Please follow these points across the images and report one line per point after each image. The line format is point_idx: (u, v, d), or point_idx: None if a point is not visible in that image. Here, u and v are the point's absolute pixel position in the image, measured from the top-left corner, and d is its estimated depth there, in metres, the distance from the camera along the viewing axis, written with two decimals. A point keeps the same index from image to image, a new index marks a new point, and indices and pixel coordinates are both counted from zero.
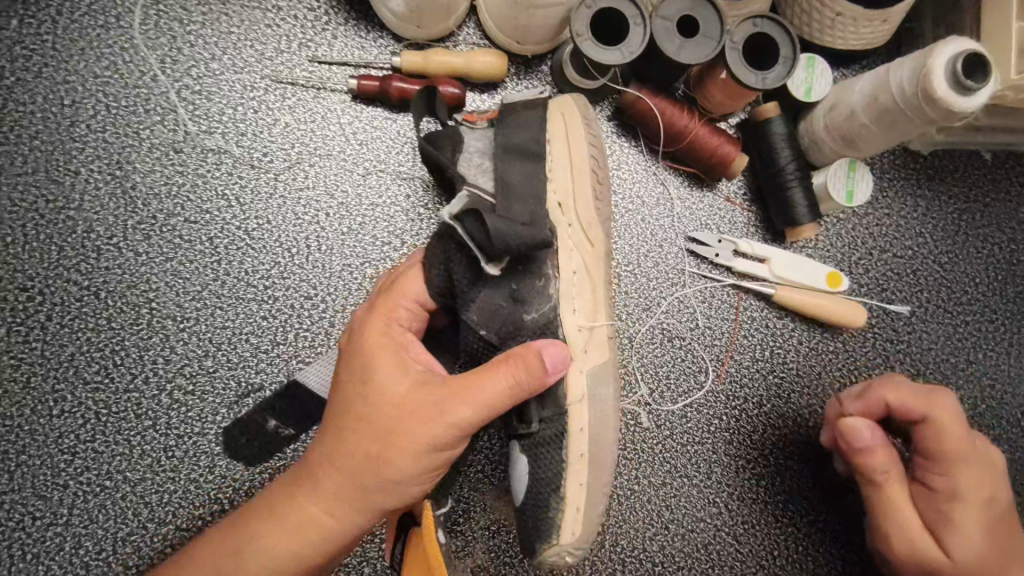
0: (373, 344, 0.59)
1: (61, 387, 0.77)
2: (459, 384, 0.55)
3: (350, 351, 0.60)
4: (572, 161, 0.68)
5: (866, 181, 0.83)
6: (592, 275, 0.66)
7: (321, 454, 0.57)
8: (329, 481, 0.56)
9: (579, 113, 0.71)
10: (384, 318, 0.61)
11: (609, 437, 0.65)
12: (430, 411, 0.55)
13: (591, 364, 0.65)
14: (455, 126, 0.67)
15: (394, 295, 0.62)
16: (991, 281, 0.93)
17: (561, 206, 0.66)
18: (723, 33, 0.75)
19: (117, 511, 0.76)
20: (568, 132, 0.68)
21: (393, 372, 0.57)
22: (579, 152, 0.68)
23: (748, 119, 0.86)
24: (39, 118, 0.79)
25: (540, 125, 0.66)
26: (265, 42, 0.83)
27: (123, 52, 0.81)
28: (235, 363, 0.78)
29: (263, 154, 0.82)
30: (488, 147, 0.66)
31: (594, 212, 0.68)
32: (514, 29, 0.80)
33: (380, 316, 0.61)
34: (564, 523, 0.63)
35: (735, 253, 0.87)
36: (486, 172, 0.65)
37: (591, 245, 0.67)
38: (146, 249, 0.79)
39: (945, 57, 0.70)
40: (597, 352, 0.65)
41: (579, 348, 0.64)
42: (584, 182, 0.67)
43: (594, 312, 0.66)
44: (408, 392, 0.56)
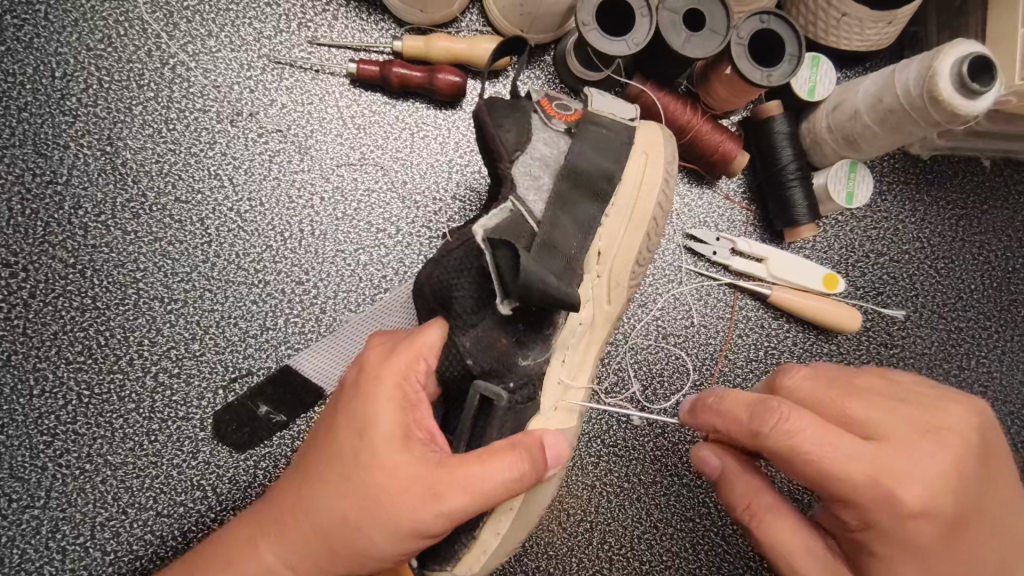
0: (379, 392, 0.54)
1: (43, 365, 0.75)
2: (462, 465, 0.51)
3: (350, 393, 0.55)
4: (633, 211, 0.70)
5: (867, 183, 0.83)
6: (592, 334, 0.70)
7: (303, 512, 0.53)
8: (305, 535, 0.52)
9: (665, 143, 0.72)
10: (398, 371, 0.55)
11: (539, 500, 0.64)
12: (422, 489, 0.50)
13: (556, 423, 0.67)
14: (529, 111, 0.67)
15: (411, 341, 0.57)
16: (986, 288, 0.93)
17: (599, 254, 0.69)
18: (730, 28, 0.74)
19: (96, 495, 0.74)
20: (644, 174, 0.70)
21: (396, 429, 0.52)
22: (644, 204, 0.70)
23: (751, 117, 0.86)
24: (28, 89, 0.77)
25: (607, 160, 0.67)
26: (264, 21, 0.81)
27: (118, 25, 0.79)
28: (223, 348, 0.77)
29: (259, 134, 0.80)
30: (552, 155, 0.66)
31: (628, 275, 0.71)
32: (519, 17, 0.79)
33: (394, 357, 0.56)
34: (466, 556, 0.61)
35: (733, 252, 0.86)
36: (541, 186, 0.65)
37: (607, 303, 0.71)
38: (134, 227, 0.78)
39: (952, 60, 0.69)
40: (565, 412, 0.68)
41: (549, 400, 0.67)
42: (634, 238, 0.70)
43: (577, 372, 0.70)
44: (405, 457, 0.51)
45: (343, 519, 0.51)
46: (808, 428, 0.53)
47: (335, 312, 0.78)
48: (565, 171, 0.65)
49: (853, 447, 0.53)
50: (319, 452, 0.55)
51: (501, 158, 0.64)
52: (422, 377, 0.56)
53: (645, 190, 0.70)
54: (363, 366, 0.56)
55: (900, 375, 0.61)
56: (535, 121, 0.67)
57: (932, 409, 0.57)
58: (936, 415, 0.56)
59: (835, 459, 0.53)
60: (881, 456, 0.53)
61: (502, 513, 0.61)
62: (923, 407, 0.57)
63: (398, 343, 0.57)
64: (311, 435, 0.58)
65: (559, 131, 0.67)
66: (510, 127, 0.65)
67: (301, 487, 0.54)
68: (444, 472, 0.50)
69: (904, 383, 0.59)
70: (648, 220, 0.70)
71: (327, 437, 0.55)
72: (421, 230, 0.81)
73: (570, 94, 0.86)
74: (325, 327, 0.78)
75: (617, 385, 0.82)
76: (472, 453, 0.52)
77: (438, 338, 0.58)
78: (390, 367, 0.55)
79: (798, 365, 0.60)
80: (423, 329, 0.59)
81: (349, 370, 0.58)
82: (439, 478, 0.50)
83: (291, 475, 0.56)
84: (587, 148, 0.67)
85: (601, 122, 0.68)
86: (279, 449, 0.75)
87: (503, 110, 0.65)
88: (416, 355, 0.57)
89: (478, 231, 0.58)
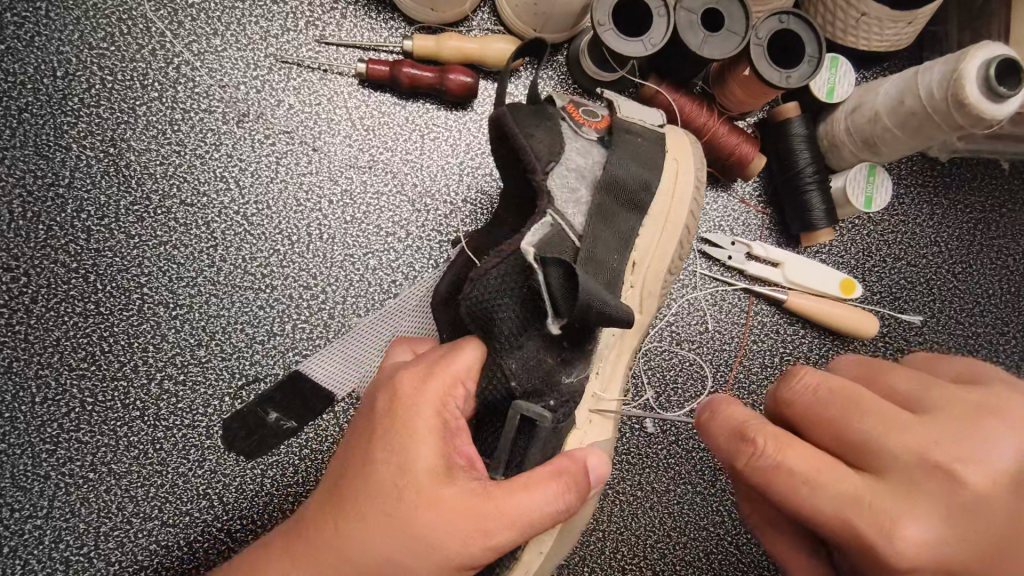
0: (417, 422, 0.51)
1: (45, 373, 0.73)
2: (511, 496, 0.48)
3: (385, 421, 0.52)
4: (666, 221, 0.68)
5: (885, 187, 0.81)
6: (625, 346, 0.69)
7: (334, 543, 0.50)
8: (338, 567, 0.49)
9: (694, 152, 0.71)
10: (436, 397, 0.52)
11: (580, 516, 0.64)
12: (469, 523, 0.48)
13: (592, 437, 0.66)
14: (554, 118, 0.65)
15: (447, 363, 0.55)
16: (1004, 293, 0.91)
17: (634, 264, 0.67)
18: (749, 28, 0.72)
19: (100, 504, 0.72)
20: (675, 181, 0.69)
21: (437, 460, 0.50)
22: (678, 213, 0.69)
23: (767, 119, 0.84)
24: (29, 89, 0.75)
25: (645, 170, 0.65)
26: (270, 19, 0.79)
27: (121, 23, 0.77)
28: (229, 354, 0.75)
29: (265, 136, 0.78)
30: (586, 165, 0.64)
31: (660, 285, 0.70)
32: (532, 16, 0.77)
33: (432, 382, 0.53)
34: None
35: (748, 256, 0.85)
36: (577, 198, 0.63)
37: (641, 313, 0.69)
38: (138, 231, 0.76)
39: (977, 61, 0.68)
40: (599, 423, 0.67)
41: (582, 414, 0.66)
42: (668, 247, 0.69)
43: (610, 383, 0.68)
44: (446, 491, 0.49)
45: (380, 555, 0.49)
46: (786, 463, 0.48)
47: (344, 318, 0.77)
48: (604, 182, 0.64)
49: (839, 485, 0.47)
50: (350, 482, 0.52)
51: (530, 168, 0.62)
52: (459, 402, 0.54)
53: (677, 202, 0.68)
54: (396, 391, 0.53)
55: (942, 386, 0.50)
56: (566, 130, 0.65)
57: (957, 439, 0.46)
58: (962, 450, 0.46)
59: (812, 499, 0.47)
60: (867, 499, 0.46)
61: (546, 533, 0.60)
62: (946, 435, 0.46)
63: (433, 366, 0.54)
64: (338, 462, 0.55)
65: (591, 140, 0.66)
66: (539, 136, 0.62)
67: (332, 521, 0.51)
68: (491, 505, 0.48)
69: (938, 400, 0.49)
70: (681, 230, 0.69)
71: (359, 468, 0.52)
72: (431, 234, 0.79)
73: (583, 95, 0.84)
74: (334, 333, 0.76)
75: (630, 392, 0.81)
76: (517, 481, 0.50)
77: (470, 360, 0.55)
78: (429, 393, 0.52)
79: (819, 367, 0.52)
80: (457, 350, 0.56)
81: (380, 393, 0.54)
82: (485, 512, 0.48)
83: (318, 506, 0.53)
84: (627, 159, 0.65)
85: (632, 130, 0.67)
86: (287, 457, 0.74)
87: (527, 117, 0.62)
88: (453, 380, 0.54)
89: (530, 252, 0.55)
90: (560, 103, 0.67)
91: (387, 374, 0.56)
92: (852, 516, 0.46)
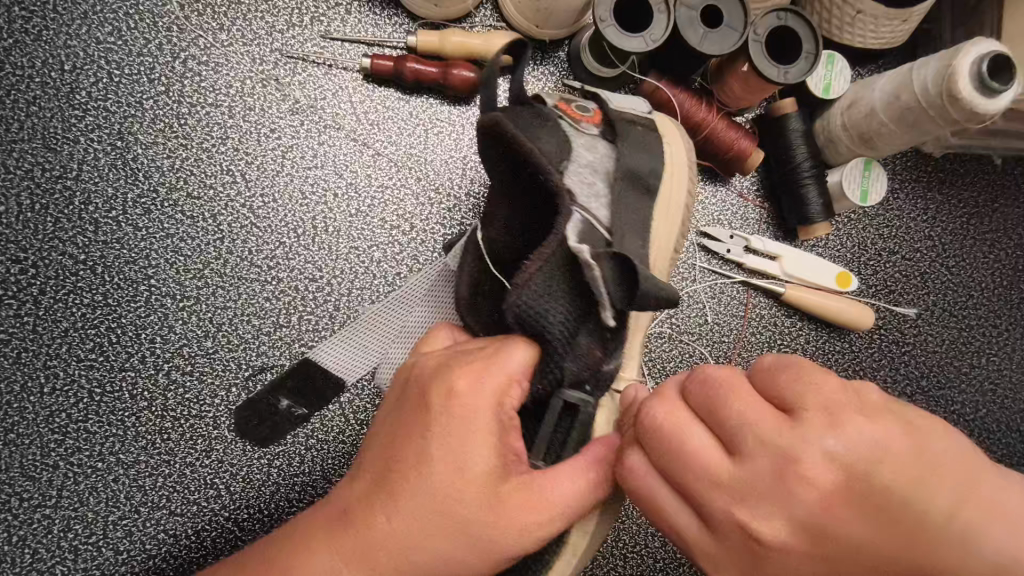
0: (476, 425, 0.50)
1: (53, 364, 0.74)
2: (565, 494, 0.51)
3: (440, 419, 0.51)
4: (668, 207, 0.70)
5: (881, 181, 0.83)
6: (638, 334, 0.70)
7: (384, 544, 0.50)
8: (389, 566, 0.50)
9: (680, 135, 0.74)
10: (492, 402, 0.51)
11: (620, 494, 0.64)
12: (529, 527, 0.50)
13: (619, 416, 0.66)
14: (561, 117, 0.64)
15: (497, 362, 0.53)
16: (996, 286, 0.93)
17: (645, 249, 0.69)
18: (748, 25, 0.74)
19: (109, 494, 0.73)
20: (673, 174, 0.71)
21: (494, 462, 0.50)
22: (677, 199, 0.71)
23: (765, 114, 0.85)
24: (38, 83, 0.76)
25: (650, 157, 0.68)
26: (276, 15, 0.80)
27: (128, 17, 0.78)
28: (236, 345, 0.76)
29: (271, 130, 0.79)
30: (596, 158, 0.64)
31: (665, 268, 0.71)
32: (534, 12, 0.78)
33: (488, 384, 0.52)
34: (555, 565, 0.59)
35: (746, 250, 0.86)
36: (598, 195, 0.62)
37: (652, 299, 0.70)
38: (145, 224, 0.77)
39: (970, 57, 0.69)
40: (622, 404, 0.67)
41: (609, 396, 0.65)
42: (670, 228, 0.71)
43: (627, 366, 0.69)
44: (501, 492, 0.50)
45: (434, 550, 0.50)
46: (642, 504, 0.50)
47: (349, 309, 0.77)
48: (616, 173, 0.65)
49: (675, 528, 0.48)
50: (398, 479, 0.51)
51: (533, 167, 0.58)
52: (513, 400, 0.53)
53: (676, 193, 0.71)
54: (452, 390, 0.51)
55: (765, 430, 0.43)
56: (568, 127, 0.65)
57: (763, 499, 0.43)
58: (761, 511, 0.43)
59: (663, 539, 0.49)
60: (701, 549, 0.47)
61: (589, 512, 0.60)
62: (754, 495, 0.43)
63: (489, 366, 0.52)
64: (380, 453, 0.53)
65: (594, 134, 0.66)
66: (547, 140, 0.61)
67: (381, 518, 0.50)
68: (549, 509, 0.51)
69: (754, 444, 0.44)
70: (680, 213, 0.71)
71: (411, 465, 0.51)
72: (434, 227, 0.80)
73: None
74: (339, 325, 0.77)
75: None
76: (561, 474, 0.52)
77: (523, 362, 0.54)
78: (487, 396, 0.51)
79: (652, 406, 0.48)
80: (508, 349, 0.54)
81: (430, 389, 0.52)
82: (541, 507, 0.50)
83: (362, 498, 0.52)
84: (631, 148, 0.67)
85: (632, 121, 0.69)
86: (296, 446, 0.75)
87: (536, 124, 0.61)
88: (511, 380, 0.53)
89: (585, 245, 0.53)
90: (551, 103, 0.67)
91: (435, 366, 0.54)
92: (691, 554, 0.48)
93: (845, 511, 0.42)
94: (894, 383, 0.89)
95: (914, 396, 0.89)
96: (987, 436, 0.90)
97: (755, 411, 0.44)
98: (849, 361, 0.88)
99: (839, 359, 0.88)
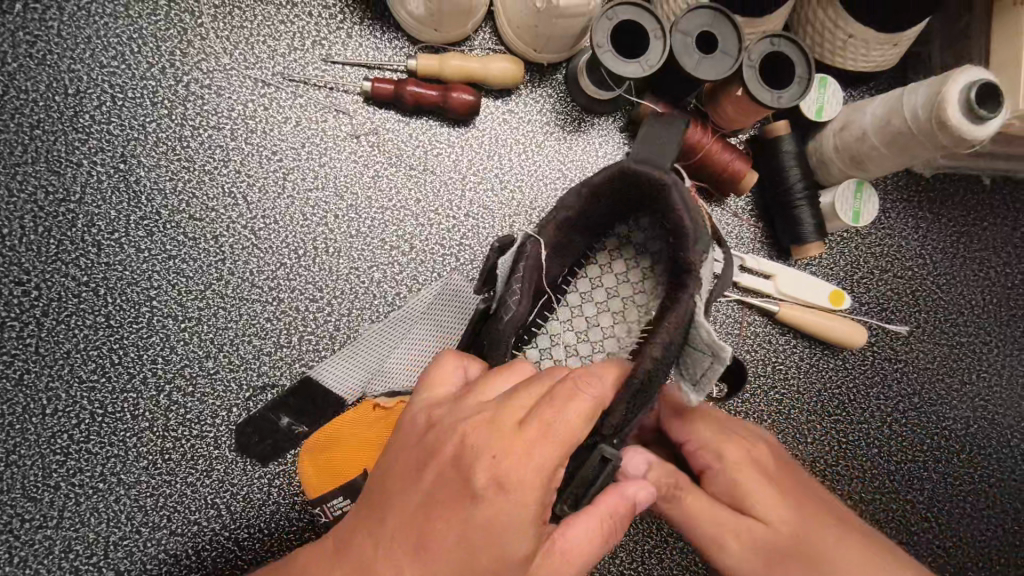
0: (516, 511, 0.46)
1: (55, 385, 0.75)
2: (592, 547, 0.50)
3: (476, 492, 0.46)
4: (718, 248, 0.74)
5: (872, 202, 0.84)
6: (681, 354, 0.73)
7: None
8: None
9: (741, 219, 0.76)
10: (544, 474, 0.47)
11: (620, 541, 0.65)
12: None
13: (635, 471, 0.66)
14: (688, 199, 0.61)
15: (558, 425, 0.47)
16: (986, 304, 0.94)
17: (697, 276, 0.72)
18: (742, 50, 0.75)
19: (110, 514, 0.73)
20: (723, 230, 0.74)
21: (524, 539, 0.47)
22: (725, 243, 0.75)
23: (759, 135, 0.87)
24: (42, 107, 0.77)
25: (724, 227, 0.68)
26: (277, 38, 0.81)
27: (131, 42, 0.79)
28: (237, 365, 0.77)
29: (273, 152, 0.80)
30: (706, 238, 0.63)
31: None
32: (532, 37, 0.80)
33: (540, 464, 0.46)
34: None
35: (741, 268, 0.88)
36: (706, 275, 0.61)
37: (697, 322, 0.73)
38: (148, 245, 0.78)
39: (958, 85, 0.71)
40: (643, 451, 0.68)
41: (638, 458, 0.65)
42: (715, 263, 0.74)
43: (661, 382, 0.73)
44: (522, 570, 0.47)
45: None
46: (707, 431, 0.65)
47: (349, 329, 0.78)
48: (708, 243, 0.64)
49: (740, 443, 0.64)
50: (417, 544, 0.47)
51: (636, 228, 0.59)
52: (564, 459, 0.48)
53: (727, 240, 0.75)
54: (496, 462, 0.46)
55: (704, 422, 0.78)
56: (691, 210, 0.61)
57: (730, 481, 0.60)
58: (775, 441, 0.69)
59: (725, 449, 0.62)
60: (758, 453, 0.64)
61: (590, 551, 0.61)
62: (724, 471, 0.61)
63: (543, 434, 0.47)
64: (399, 500, 0.49)
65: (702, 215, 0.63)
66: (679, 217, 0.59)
67: (391, 574, 0.47)
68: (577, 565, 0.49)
69: None
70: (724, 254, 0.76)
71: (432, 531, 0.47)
72: (434, 247, 0.81)
73: (581, 112, 0.86)
74: (339, 345, 0.78)
75: None
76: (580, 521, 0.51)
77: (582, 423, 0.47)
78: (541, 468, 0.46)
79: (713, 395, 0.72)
80: (568, 408, 0.47)
81: (471, 450, 0.47)
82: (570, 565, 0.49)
83: (372, 545, 0.49)
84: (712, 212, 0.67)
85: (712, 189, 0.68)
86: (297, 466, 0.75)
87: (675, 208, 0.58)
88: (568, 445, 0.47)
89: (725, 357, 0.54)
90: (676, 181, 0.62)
91: (480, 417, 0.49)
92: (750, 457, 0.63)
93: (779, 512, 0.59)
94: (886, 400, 0.90)
95: (905, 413, 0.91)
96: (977, 451, 0.92)
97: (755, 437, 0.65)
98: (842, 378, 0.90)
99: (833, 376, 0.89)
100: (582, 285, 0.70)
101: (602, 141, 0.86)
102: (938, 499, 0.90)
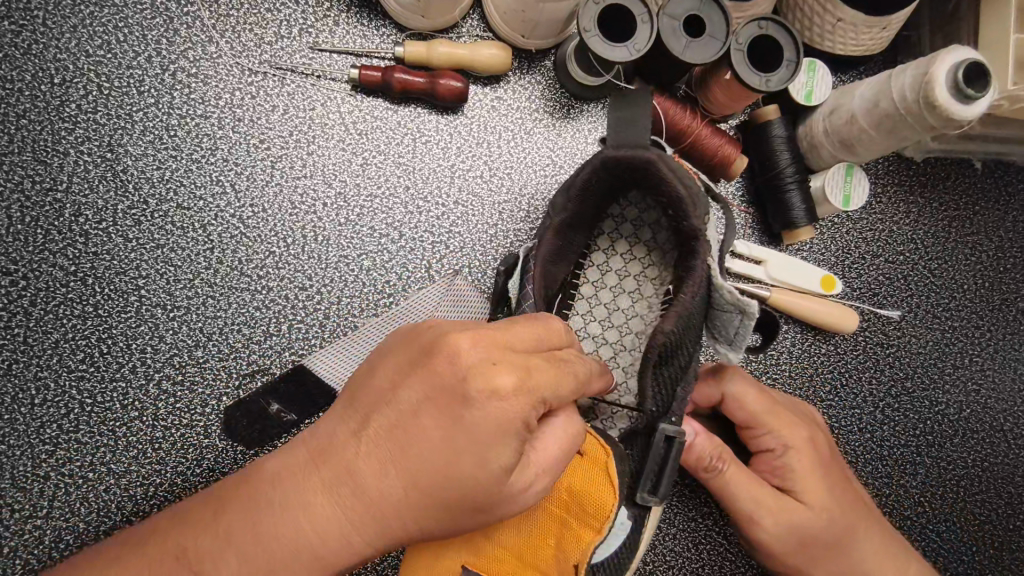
0: (464, 465, 0.45)
1: (44, 375, 0.74)
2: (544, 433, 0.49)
3: (425, 450, 0.45)
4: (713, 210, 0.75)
5: (863, 186, 0.84)
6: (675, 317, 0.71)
7: (375, 481, 0.46)
8: (375, 502, 0.46)
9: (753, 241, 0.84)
10: (502, 349, 0.46)
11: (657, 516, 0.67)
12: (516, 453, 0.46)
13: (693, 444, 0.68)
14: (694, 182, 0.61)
15: (521, 329, 0.48)
16: (979, 288, 0.94)
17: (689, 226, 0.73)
18: (729, 34, 0.74)
19: (100, 504, 0.72)
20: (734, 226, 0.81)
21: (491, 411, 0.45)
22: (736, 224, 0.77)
23: (748, 121, 0.87)
24: (28, 96, 0.77)
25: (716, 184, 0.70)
26: (264, 26, 0.81)
27: (117, 31, 0.79)
28: (226, 354, 0.76)
29: (261, 140, 0.80)
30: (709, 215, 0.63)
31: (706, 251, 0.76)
32: (520, 24, 0.79)
33: (481, 424, 0.45)
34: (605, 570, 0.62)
35: (734, 255, 0.87)
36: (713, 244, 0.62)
37: None
38: (136, 234, 0.77)
39: (946, 66, 0.71)
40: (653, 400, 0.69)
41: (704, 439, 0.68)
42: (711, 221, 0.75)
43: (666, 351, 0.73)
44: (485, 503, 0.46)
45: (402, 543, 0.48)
46: (790, 415, 0.72)
47: (339, 317, 0.78)
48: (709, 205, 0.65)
49: (813, 436, 0.72)
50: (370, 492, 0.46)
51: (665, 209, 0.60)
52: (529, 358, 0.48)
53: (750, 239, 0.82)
54: (447, 430, 0.45)
55: None
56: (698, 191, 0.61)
57: (785, 468, 0.69)
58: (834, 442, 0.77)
59: (797, 439, 0.70)
60: (824, 451, 0.72)
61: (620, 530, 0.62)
62: (783, 459, 0.69)
63: (490, 379, 0.45)
64: (369, 397, 0.48)
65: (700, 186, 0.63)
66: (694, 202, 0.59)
67: (364, 446, 0.47)
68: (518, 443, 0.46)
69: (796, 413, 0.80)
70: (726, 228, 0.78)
71: (333, 478, 0.47)
72: (423, 235, 0.81)
73: (572, 100, 0.86)
74: (328, 333, 0.78)
75: None
76: (548, 428, 0.49)
77: (521, 332, 0.48)
78: (504, 334, 0.47)
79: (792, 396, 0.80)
80: (522, 324, 0.49)
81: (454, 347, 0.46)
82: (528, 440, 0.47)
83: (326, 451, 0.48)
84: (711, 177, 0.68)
85: None
86: None
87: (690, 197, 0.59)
88: (534, 343, 0.49)
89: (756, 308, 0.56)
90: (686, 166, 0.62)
91: (432, 354, 0.47)
92: (822, 453, 0.71)
93: (820, 501, 0.68)
94: (879, 384, 0.90)
95: (898, 397, 0.91)
96: (970, 436, 0.92)
97: (816, 426, 0.74)
98: (835, 362, 0.89)
99: (825, 359, 0.89)
100: (594, 274, 0.72)
101: (592, 127, 0.85)
102: (931, 483, 0.90)
